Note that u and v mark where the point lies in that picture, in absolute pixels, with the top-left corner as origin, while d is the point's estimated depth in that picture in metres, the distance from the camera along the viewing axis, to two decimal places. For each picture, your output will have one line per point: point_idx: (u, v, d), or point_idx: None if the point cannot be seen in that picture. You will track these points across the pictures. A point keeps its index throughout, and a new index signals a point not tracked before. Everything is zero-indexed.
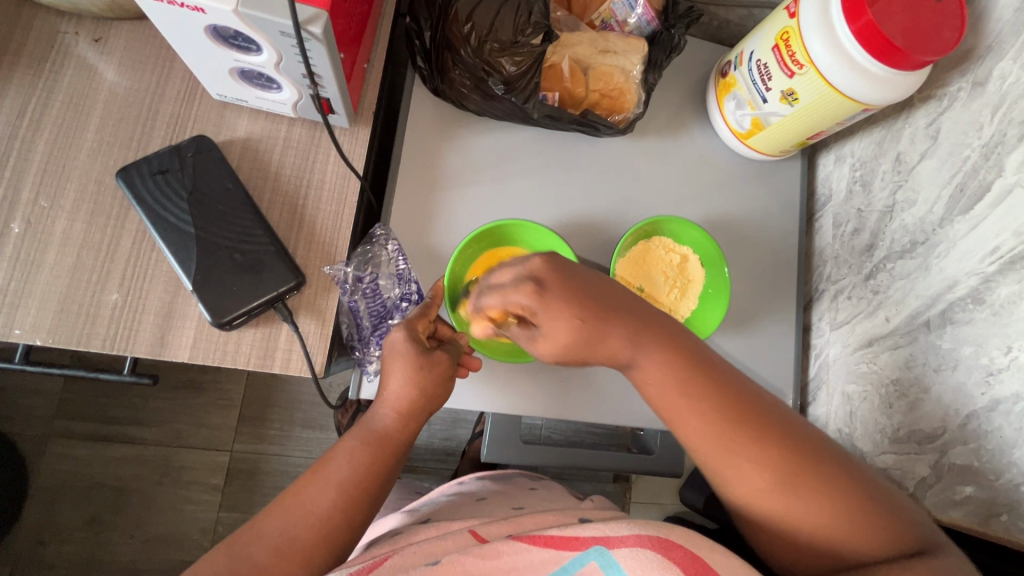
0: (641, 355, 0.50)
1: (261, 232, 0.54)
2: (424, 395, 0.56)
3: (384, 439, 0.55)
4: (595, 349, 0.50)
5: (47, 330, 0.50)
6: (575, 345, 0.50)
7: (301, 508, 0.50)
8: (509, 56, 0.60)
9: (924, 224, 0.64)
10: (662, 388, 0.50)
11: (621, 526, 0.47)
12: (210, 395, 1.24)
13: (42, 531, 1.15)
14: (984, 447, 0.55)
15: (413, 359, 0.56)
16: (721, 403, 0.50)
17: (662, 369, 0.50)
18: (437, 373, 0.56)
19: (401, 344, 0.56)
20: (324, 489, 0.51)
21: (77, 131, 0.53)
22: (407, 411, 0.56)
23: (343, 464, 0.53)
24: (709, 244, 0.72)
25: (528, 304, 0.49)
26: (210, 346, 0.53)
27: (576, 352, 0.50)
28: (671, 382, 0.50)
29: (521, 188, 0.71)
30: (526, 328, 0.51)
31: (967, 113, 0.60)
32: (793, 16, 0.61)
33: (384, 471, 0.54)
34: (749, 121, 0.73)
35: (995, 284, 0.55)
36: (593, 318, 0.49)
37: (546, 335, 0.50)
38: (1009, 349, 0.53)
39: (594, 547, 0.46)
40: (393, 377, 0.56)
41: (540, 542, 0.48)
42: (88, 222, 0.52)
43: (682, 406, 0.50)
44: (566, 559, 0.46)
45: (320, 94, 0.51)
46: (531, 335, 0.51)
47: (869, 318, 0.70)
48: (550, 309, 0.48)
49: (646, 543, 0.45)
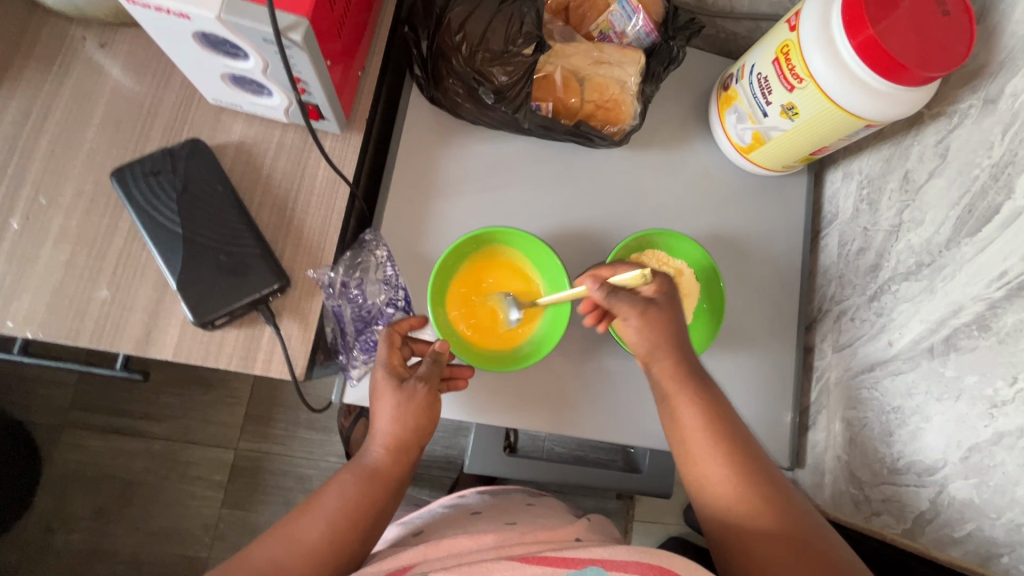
0: (686, 384, 0.57)
1: (248, 234, 0.54)
2: (412, 430, 0.57)
3: (375, 474, 0.56)
4: (666, 346, 0.58)
5: (39, 323, 0.51)
6: (668, 328, 0.59)
7: (291, 537, 0.52)
8: (500, 66, 0.60)
9: (930, 246, 0.61)
10: (692, 433, 0.56)
11: (622, 551, 0.46)
12: (218, 392, 1.26)
13: (52, 518, 1.18)
14: (987, 483, 0.52)
15: (395, 395, 0.56)
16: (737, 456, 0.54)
17: (695, 409, 0.56)
18: (414, 407, 0.56)
19: (382, 380, 0.57)
20: (315, 520, 0.53)
21: (79, 132, 0.55)
22: (395, 446, 0.57)
23: (334, 497, 0.54)
24: (698, 252, 0.71)
25: (660, 282, 0.60)
26: (194, 345, 0.53)
27: (663, 338, 0.58)
28: (695, 426, 0.56)
29: (514, 197, 0.70)
30: (640, 298, 0.58)
31: (978, 132, 0.57)
32: (794, 29, 0.60)
33: (376, 506, 0.55)
34: (750, 135, 0.71)
35: (1001, 310, 0.52)
36: (679, 329, 0.59)
37: (650, 312, 0.58)
38: (1014, 380, 0.50)
39: (590, 567, 0.45)
40: (378, 415, 0.57)
41: (535, 560, 0.47)
42: (83, 219, 0.53)
43: (703, 446, 0.55)
44: (561, 573, 0.45)
45: (308, 100, 0.52)
46: (643, 307, 0.58)
47: (871, 341, 0.68)
48: (669, 298, 0.60)
49: (647, 572, 0.44)
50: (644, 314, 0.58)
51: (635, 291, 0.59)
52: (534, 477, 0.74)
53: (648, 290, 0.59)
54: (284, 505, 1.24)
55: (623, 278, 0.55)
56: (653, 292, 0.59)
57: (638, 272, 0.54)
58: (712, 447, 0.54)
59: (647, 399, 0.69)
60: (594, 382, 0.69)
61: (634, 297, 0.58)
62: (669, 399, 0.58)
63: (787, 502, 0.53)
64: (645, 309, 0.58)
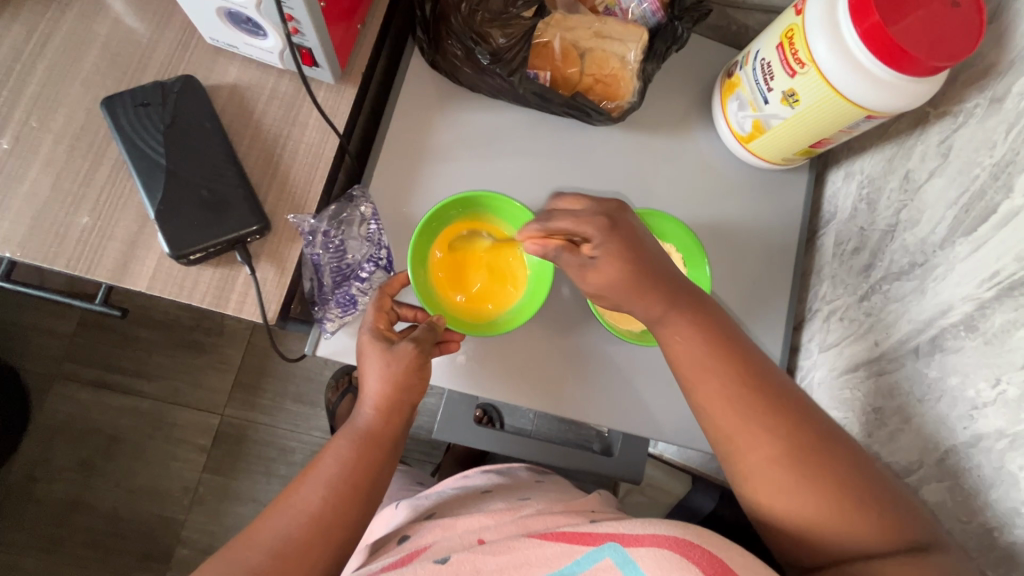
0: (677, 312, 0.53)
1: (231, 173, 0.55)
2: (402, 391, 0.56)
3: (369, 436, 0.56)
4: (653, 292, 0.53)
5: (19, 244, 0.51)
6: (638, 276, 0.52)
7: (293, 507, 0.52)
8: (499, 27, 0.60)
9: (924, 245, 0.59)
10: (690, 350, 0.51)
11: (639, 525, 0.44)
12: (209, 356, 1.26)
13: (35, 467, 1.19)
14: (961, 485, 0.52)
15: (383, 355, 0.56)
16: (750, 388, 0.49)
17: (693, 331, 0.52)
18: (403, 366, 0.56)
19: (369, 343, 0.57)
20: (314, 488, 0.53)
21: (76, 61, 0.55)
22: (385, 407, 0.56)
23: (331, 463, 0.54)
24: (676, 224, 0.70)
25: (596, 225, 0.51)
26: (169, 279, 0.53)
27: (626, 286, 0.53)
28: (697, 348, 0.51)
29: (506, 167, 0.70)
30: (580, 256, 0.52)
31: (982, 131, 0.55)
32: (799, 13, 0.59)
33: (374, 470, 0.55)
34: (750, 123, 0.70)
35: (990, 311, 0.50)
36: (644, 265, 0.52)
37: (596, 268, 0.52)
38: (997, 381, 0.49)
39: (609, 544, 0.44)
40: (368, 376, 0.56)
41: (552, 538, 0.47)
42: (72, 145, 0.54)
43: (700, 369, 0.51)
44: (579, 552, 0.44)
45: (301, 43, 0.53)
46: (585, 267, 0.53)
47: (858, 340, 0.66)
48: (613, 244, 0.51)
49: (664, 542, 0.41)
50: (598, 273, 0.53)
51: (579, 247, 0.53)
52: (507, 450, 0.74)
53: (590, 248, 0.52)
54: (264, 475, 1.24)
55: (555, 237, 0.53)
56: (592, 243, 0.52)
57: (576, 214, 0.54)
58: (720, 372, 0.50)
59: (625, 384, 0.68)
60: (576, 364, 0.68)
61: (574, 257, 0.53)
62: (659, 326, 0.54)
63: (824, 451, 0.47)
64: (586, 267, 0.53)
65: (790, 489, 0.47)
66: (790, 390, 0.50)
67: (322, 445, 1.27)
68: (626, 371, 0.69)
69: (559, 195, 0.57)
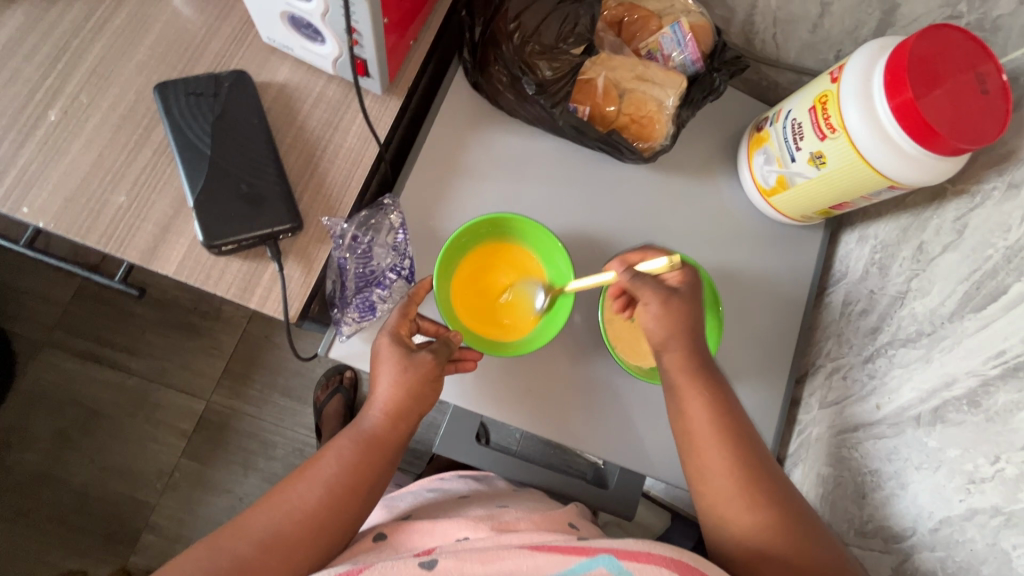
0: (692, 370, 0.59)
1: (272, 171, 0.55)
2: (412, 398, 0.56)
3: (374, 440, 0.56)
4: (687, 337, 0.60)
5: (51, 216, 0.52)
6: (685, 322, 0.60)
7: (289, 502, 0.53)
8: (547, 60, 0.64)
9: (933, 316, 0.60)
10: (691, 413, 0.58)
11: (636, 541, 0.46)
12: (203, 340, 1.25)
13: (11, 434, 1.17)
14: (953, 558, 0.52)
15: (398, 362, 0.56)
16: (741, 452, 0.56)
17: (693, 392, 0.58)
18: (417, 375, 0.56)
19: (386, 347, 0.57)
20: (313, 485, 0.53)
21: (132, 45, 0.56)
22: (395, 413, 0.56)
23: (332, 463, 0.55)
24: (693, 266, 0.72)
25: (688, 274, 0.61)
26: (196, 266, 0.54)
27: (681, 329, 0.60)
28: (696, 415, 0.58)
29: (534, 192, 0.71)
30: (664, 285, 0.60)
31: (997, 214, 0.56)
32: (834, 81, 0.61)
33: (372, 473, 0.55)
34: (774, 178, 0.72)
35: (994, 389, 0.51)
36: (697, 316, 0.61)
37: (674, 301, 0.60)
38: (996, 459, 0.49)
39: (604, 554, 0.45)
40: (381, 380, 0.57)
41: (545, 546, 0.47)
42: (118, 125, 0.55)
43: (700, 426, 0.57)
44: (573, 559, 0.45)
45: (358, 53, 0.54)
46: (667, 292, 0.59)
47: (859, 402, 0.68)
48: (686, 291, 0.61)
49: (660, 563, 0.44)
50: (665, 302, 0.59)
51: (660, 279, 0.61)
52: (498, 469, 0.74)
53: (671, 280, 0.61)
54: (241, 467, 1.22)
55: (650, 265, 0.58)
56: (678, 281, 0.61)
57: (666, 260, 0.56)
58: (711, 436, 0.56)
59: (626, 419, 0.69)
60: (581, 393, 0.68)
61: (658, 283, 0.60)
62: (675, 389, 0.60)
63: (792, 513, 0.54)
64: (669, 295, 0.59)
65: (769, 549, 0.52)
66: (758, 452, 0.57)
67: (306, 443, 1.26)
68: (628, 407, 0.69)
69: (644, 249, 0.65)
